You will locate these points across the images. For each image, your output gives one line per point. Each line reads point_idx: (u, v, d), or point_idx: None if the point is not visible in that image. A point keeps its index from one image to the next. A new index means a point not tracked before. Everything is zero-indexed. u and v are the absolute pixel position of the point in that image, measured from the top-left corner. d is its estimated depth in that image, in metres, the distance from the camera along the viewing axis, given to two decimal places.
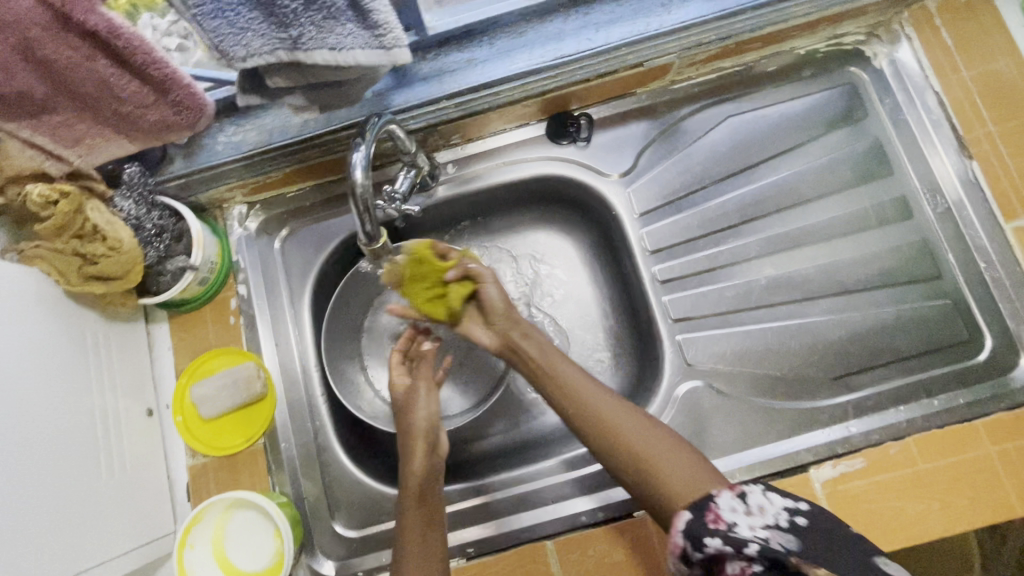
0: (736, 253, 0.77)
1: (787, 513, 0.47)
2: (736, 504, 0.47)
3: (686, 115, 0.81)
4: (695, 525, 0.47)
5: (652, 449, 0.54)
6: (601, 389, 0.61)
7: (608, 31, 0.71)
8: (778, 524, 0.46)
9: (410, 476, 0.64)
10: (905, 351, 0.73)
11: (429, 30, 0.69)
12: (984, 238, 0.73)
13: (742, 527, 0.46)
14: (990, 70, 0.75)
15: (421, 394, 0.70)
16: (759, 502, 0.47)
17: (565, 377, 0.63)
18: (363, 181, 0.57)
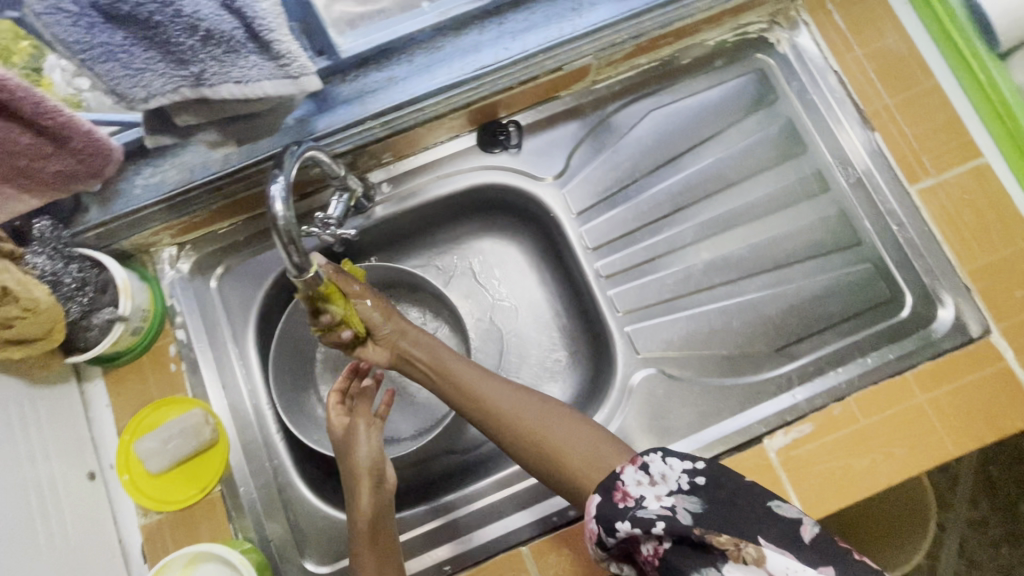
0: (673, 240, 0.80)
1: (687, 475, 0.53)
2: (640, 476, 0.54)
3: (611, 113, 0.83)
4: (608, 507, 0.53)
5: (566, 442, 0.63)
6: (503, 393, 0.69)
7: (523, 39, 0.73)
8: (680, 489, 0.52)
9: (359, 518, 0.66)
10: (837, 316, 0.77)
11: (342, 53, 0.69)
12: (894, 203, 0.78)
13: (648, 500, 0.52)
14: (881, 47, 0.80)
15: (361, 436, 0.70)
16: (660, 470, 0.54)
17: (480, 390, 0.69)
18: (285, 211, 0.55)
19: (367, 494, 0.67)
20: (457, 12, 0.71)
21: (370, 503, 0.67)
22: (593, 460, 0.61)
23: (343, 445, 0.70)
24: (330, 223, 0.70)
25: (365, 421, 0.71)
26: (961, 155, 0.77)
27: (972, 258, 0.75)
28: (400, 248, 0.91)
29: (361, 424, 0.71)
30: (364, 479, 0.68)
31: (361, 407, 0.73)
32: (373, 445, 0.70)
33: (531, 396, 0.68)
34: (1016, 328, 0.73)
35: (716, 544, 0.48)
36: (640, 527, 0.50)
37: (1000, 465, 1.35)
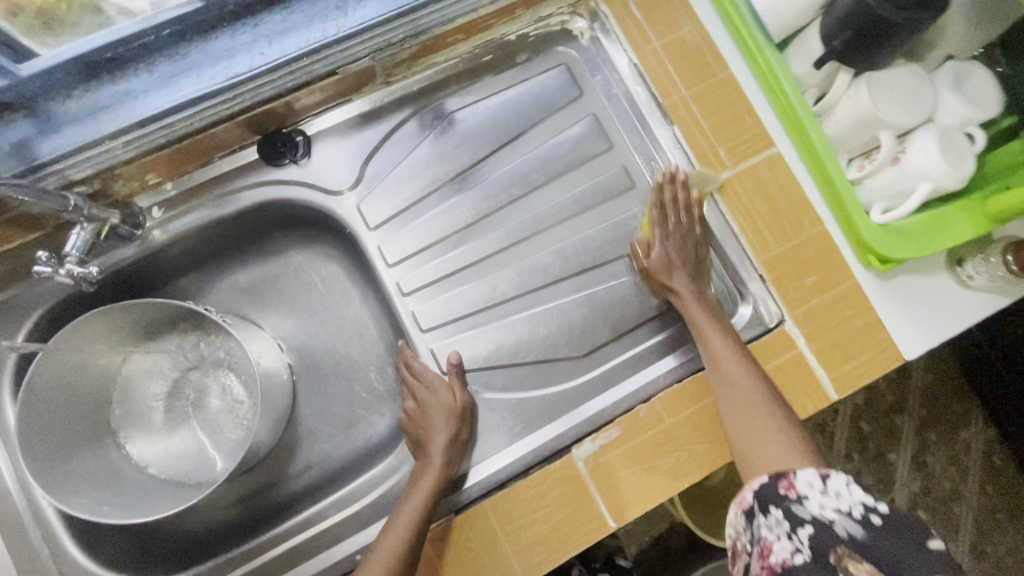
0: (481, 248, 0.77)
1: (864, 508, 0.53)
2: (812, 480, 0.56)
3: (409, 117, 0.78)
4: (769, 491, 0.58)
5: (748, 418, 0.65)
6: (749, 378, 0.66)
7: (282, 42, 0.67)
8: (850, 513, 0.53)
9: (412, 496, 0.66)
10: (645, 314, 0.77)
11: (23, 69, 0.58)
12: (696, 199, 0.78)
13: (810, 501, 0.55)
14: (677, 38, 0.79)
15: (456, 438, 0.69)
16: (837, 486, 0.55)
17: (719, 353, 0.68)
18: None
19: (427, 494, 0.66)
20: (166, 16, 0.61)
21: (427, 497, 0.66)
22: (782, 454, 0.62)
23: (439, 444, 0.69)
24: (67, 261, 0.63)
25: (461, 433, 0.70)
26: (755, 145, 0.77)
27: (766, 248, 0.76)
28: (205, 272, 0.82)
29: (461, 428, 0.70)
30: (430, 484, 0.67)
31: (464, 411, 0.71)
32: (454, 446, 0.69)
33: (737, 344, 0.69)
34: (806, 315, 0.75)
35: (845, 570, 0.51)
36: (789, 522, 0.55)
37: (869, 419, 1.37)
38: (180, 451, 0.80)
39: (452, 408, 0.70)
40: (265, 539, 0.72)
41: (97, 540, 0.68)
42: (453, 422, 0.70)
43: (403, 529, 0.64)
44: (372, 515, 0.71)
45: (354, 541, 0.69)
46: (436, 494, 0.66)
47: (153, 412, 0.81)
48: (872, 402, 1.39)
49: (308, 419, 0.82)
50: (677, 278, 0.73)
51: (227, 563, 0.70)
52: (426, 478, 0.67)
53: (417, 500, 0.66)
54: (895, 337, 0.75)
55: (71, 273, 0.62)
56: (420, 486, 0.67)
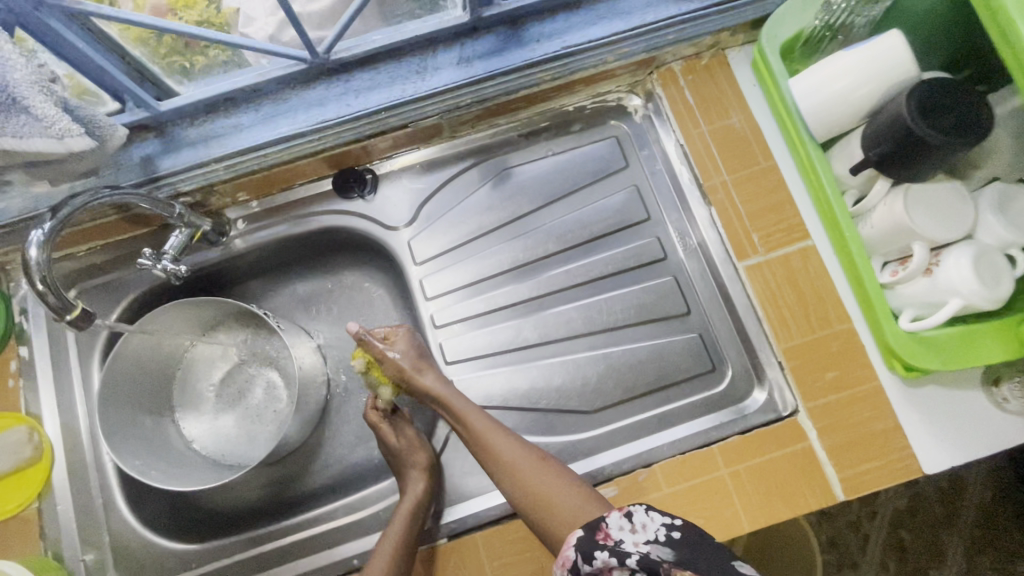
0: (511, 295, 0.83)
1: (665, 529, 0.55)
2: (623, 523, 0.56)
3: (466, 170, 0.87)
4: (585, 541, 0.57)
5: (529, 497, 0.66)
6: (527, 453, 0.70)
7: (366, 97, 0.76)
8: (656, 539, 0.55)
9: (393, 522, 0.70)
10: (658, 381, 0.79)
11: (162, 106, 0.71)
12: (724, 278, 0.81)
13: (627, 543, 0.55)
14: (724, 125, 0.84)
15: (419, 464, 0.75)
16: (641, 520, 0.56)
17: (490, 439, 0.71)
18: (35, 257, 0.52)
19: (409, 512, 0.71)
20: (274, 74, 0.73)
21: (410, 516, 0.70)
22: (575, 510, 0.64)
23: (409, 473, 0.75)
24: (163, 258, 0.74)
25: (422, 459, 0.76)
26: (788, 235, 0.80)
27: (788, 336, 0.77)
28: (271, 280, 0.93)
29: (421, 452, 0.77)
30: (407, 509, 0.71)
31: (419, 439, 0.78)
32: (422, 471, 0.75)
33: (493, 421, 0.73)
34: (821, 409, 0.75)
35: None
36: (617, 559, 0.54)
37: (911, 529, 1.26)
38: (223, 432, 0.90)
39: (407, 440, 0.78)
40: (277, 528, 0.78)
41: (140, 500, 0.78)
42: (410, 452, 0.76)
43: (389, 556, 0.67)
44: (375, 524, 0.77)
45: (354, 546, 0.75)
46: (419, 513, 0.71)
47: (205, 396, 0.91)
48: (915, 511, 1.27)
49: (334, 425, 0.89)
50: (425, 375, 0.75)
51: (239, 544, 0.77)
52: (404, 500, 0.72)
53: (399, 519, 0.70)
54: (917, 447, 0.73)
55: (164, 268, 0.73)
56: (401, 506, 0.72)
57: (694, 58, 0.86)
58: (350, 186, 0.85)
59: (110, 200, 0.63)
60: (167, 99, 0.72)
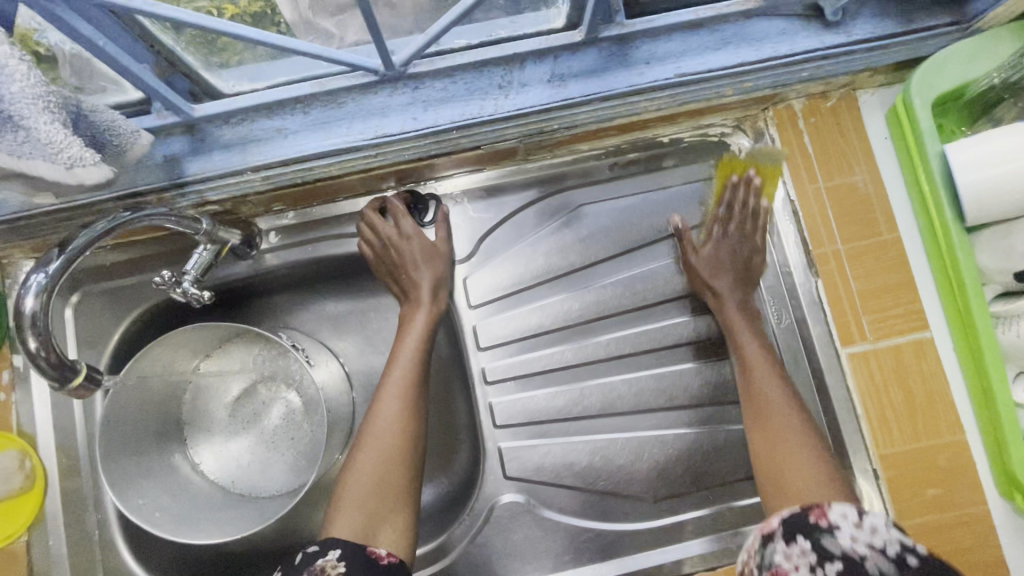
0: (575, 353, 0.72)
1: (901, 547, 0.48)
2: (848, 513, 0.51)
3: (536, 201, 0.75)
4: (799, 519, 0.52)
5: (794, 457, 0.59)
6: (795, 415, 0.62)
7: (436, 111, 0.64)
8: (884, 549, 0.48)
9: (395, 367, 0.67)
10: (731, 473, 0.70)
11: (195, 110, 0.59)
12: (821, 363, 0.70)
13: (842, 536, 0.50)
14: (846, 183, 0.72)
15: (414, 330, 0.69)
16: (873, 522, 0.50)
17: (762, 388, 0.64)
18: (31, 308, 0.46)
19: (401, 394, 0.65)
20: (338, 84, 0.61)
21: (403, 402, 0.65)
22: (811, 488, 0.57)
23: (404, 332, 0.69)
24: (184, 280, 0.63)
25: (427, 292, 0.70)
26: (904, 323, 0.69)
27: (889, 441, 0.68)
28: (299, 296, 0.83)
29: (435, 268, 0.71)
30: (411, 351, 0.68)
31: (441, 257, 0.72)
32: (417, 351, 0.68)
33: (776, 368, 0.66)
34: (917, 529, 0.66)
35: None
36: (818, 555, 0.49)
37: None
38: (235, 458, 0.81)
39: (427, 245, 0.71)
40: None
41: (144, 547, 0.70)
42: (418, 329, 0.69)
43: (383, 427, 0.63)
44: None
45: None
46: (416, 400, 0.65)
47: (218, 416, 0.83)
48: None
49: None
50: (719, 281, 0.70)
51: None
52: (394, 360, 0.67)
53: (388, 394, 0.65)
54: None
55: (185, 292, 0.63)
56: (390, 383, 0.66)
57: (820, 97, 0.73)
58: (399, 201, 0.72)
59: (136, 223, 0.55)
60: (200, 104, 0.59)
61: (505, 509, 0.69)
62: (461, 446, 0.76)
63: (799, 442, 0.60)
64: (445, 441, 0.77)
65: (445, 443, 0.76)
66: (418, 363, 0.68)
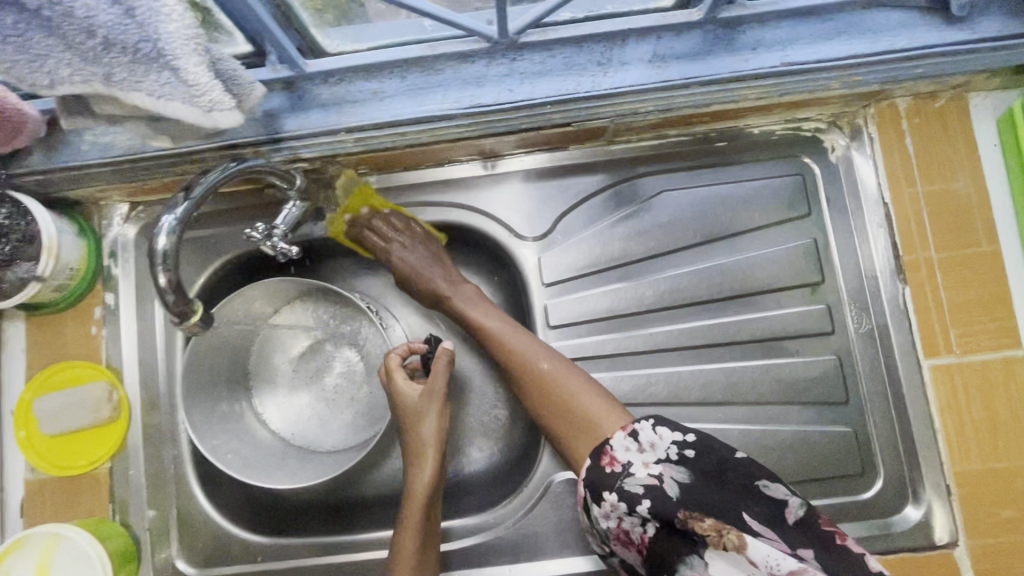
0: (643, 339, 0.72)
1: (676, 447, 0.54)
2: (629, 444, 0.55)
3: (617, 183, 0.74)
4: (599, 475, 0.55)
5: (566, 395, 0.62)
6: (550, 356, 0.65)
7: (533, 84, 0.63)
8: (667, 459, 0.54)
9: (417, 485, 0.67)
10: (794, 474, 0.69)
11: (308, 66, 0.60)
12: (900, 373, 0.68)
13: (636, 469, 0.54)
14: (946, 190, 0.68)
15: (433, 411, 0.70)
16: (648, 439, 0.55)
17: (512, 344, 0.67)
18: (164, 246, 0.49)
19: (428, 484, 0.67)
20: (447, 49, 0.61)
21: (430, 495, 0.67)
22: (601, 420, 0.60)
23: (410, 509, 0.66)
24: (274, 234, 0.64)
25: (433, 454, 0.68)
26: (996, 340, 0.66)
27: (965, 458, 0.66)
28: (369, 260, 0.84)
29: (439, 427, 0.69)
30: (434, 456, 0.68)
31: (441, 406, 0.70)
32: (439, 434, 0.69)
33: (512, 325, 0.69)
34: (986, 550, 0.64)
35: (695, 530, 0.51)
36: (625, 502, 0.53)
37: None
38: (296, 412, 0.83)
39: (429, 393, 0.70)
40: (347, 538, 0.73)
41: (215, 486, 0.74)
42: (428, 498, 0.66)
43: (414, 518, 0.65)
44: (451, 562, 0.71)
45: None
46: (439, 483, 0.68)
47: (282, 369, 0.84)
48: None
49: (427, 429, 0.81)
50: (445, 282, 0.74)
51: (310, 548, 0.72)
52: (406, 532, 0.65)
53: (405, 574, 0.63)
54: None
55: (275, 246, 0.64)
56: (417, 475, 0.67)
57: (927, 97, 0.69)
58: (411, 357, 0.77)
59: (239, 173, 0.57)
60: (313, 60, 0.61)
61: (564, 485, 0.70)
62: (518, 414, 0.79)
63: (570, 382, 0.63)
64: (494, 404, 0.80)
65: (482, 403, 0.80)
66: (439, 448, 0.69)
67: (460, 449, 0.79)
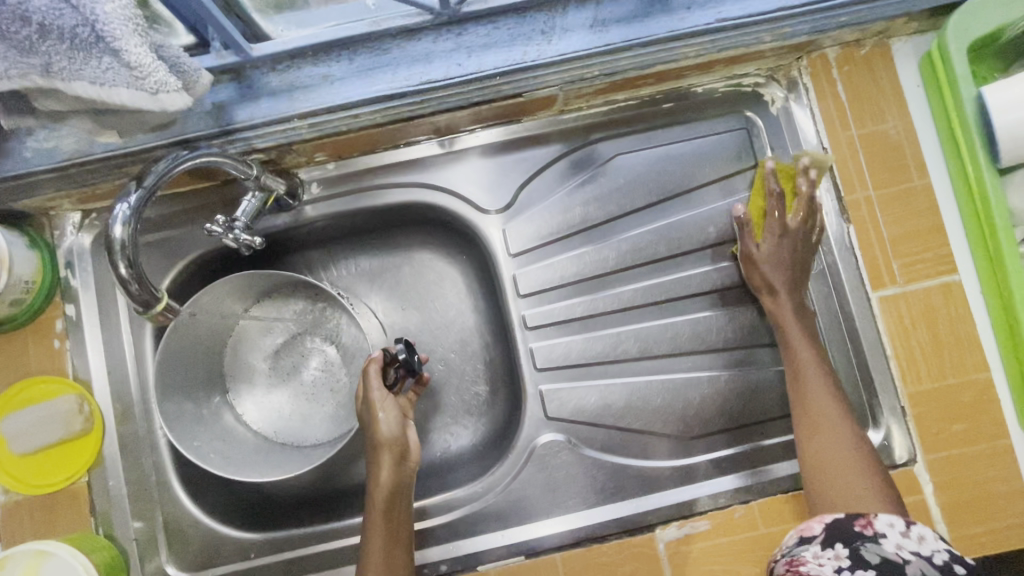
0: (611, 300, 0.75)
1: (946, 556, 0.49)
2: (896, 522, 0.52)
3: (573, 151, 0.76)
4: (844, 525, 0.53)
5: (840, 456, 0.59)
6: (844, 416, 0.62)
7: (480, 57, 0.65)
8: (926, 557, 0.49)
9: (376, 488, 0.64)
10: (764, 412, 0.73)
11: (253, 51, 0.61)
12: (852, 307, 0.73)
13: (886, 542, 0.51)
14: (879, 131, 0.73)
15: (385, 411, 0.67)
16: (920, 532, 0.51)
17: (810, 381, 0.65)
18: (120, 235, 0.52)
19: (387, 486, 0.64)
20: (391, 24, 0.63)
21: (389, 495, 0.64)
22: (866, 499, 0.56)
23: (371, 515, 0.64)
24: (235, 226, 0.64)
25: (389, 454, 0.65)
26: (934, 267, 0.71)
27: (917, 379, 0.70)
28: (339, 250, 0.84)
29: (386, 426, 0.66)
30: (389, 457, 0.66)
31: (391, 403, 0.68)
32: (392, 431, 0.66)
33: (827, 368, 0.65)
34: (943, 462, 0.69)
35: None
36: (852, 559, 0.50)
37: None
38: (276, 409, 0.82)
39: (367, 398, 0.68)
40: (338, 525, 0.73)
41: (199, 488, 0.72)
42: (385, 500, 0.64)
43: (377, 519, 0.63)
44: (444, 535, 0.72)
45: (421, 554, 0.71)
46: (400, 484, 0.65)
47: (258, 368, 0.83)
48: None
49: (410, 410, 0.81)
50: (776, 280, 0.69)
51: (302, 537, 0.72)
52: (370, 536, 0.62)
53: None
54: None
55: (237, 238, 0.64)
56: (378, 483, 0.65)
57: (854, 46, 0.74)
58: (392, 370, 0.72)
59: (192, 163, 0.57)
60: (257, 44, 0.61)
61: (546, 447, 0.72)
62: (500, 387, 0.81)
63: (848, 450, 0.60)
64: (475, 379, 0.82)
65: (462, 381, 0.82)
66: (396, 447, 0.66)
67: (446, 427, 0.81)
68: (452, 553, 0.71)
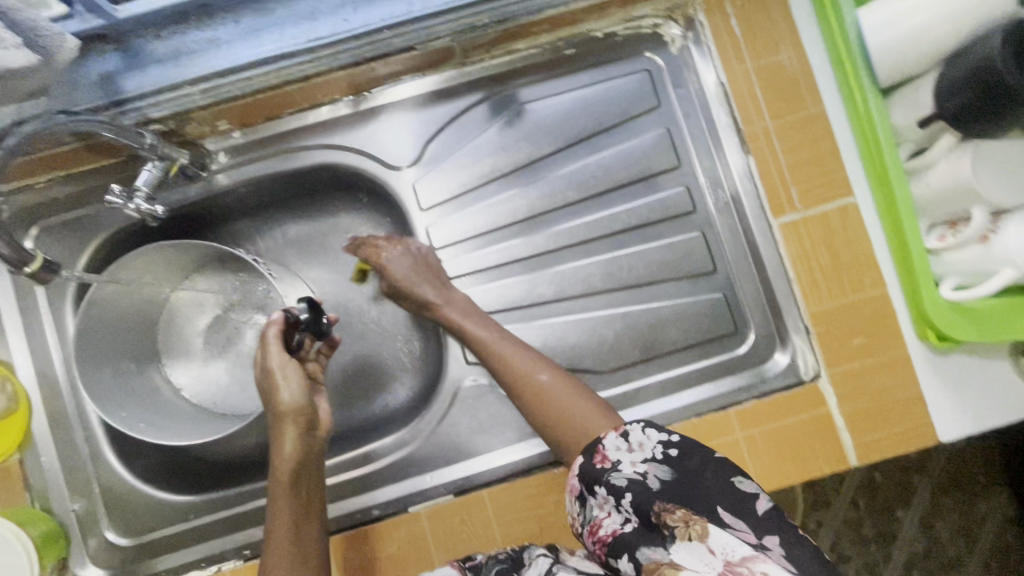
0: (524, 247, 0.77)
1: (662, 446, 0.53)
2: (619, 443, 0.54)
3: (479, 102, 0.77)
4: (588, 468, 0.55)
5: (559, 408, 0.62)
6: (544, 368, 0.65)
7: (366, 12, 0.67)
8: (654, 457, 0.53)
9: (281, 461, 0.64)
10: (675, 343, 0.76)
11: (119, 13, 0.60)
12: (756, 237, 0.75)
13: (624, 464, 0.53)
14: (773, 62, 0.74)
15: (287, 380, 0.66)
16: (639, 440, 0.54)
17: (501, 351, 0.67)
18: None
19: (292, 459, 0.64)
20: None
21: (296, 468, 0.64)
22: (589, 423, 0.60)
23: (278, 488, 0.63)
24: (136, 196, 0.64)
25: (292, 424, 0.65)
26: (831, 191, 0.73)
27: (819, 299, 0.73)
28: (264, 219, 0.85)
29: (287, 394, 0.65)
30: (293, 428, 0.65)
31: (295, 369, 0.67)
32: (295, 400, 0.65)
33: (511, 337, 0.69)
34: (846, 375, 0.72)
35: (666, 524, 0.48)
36: (613, 496, 0.52)
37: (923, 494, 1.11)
38: (213, 381, 0.84)
39: (268, 367, 0.67)
40: None
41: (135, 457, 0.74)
42: (291, 472, 0.64)
43: (285, 494, 0.63)
44: (376, 482, 0.74)
45: (356, 501, 0.74)
46: (306, 454, 0.65)
47: (193, 343, 0.85)
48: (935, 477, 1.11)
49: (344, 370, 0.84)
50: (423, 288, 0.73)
51: (241, 495, 0.74)
52: (278, 511, 0.62)
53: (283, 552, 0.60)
54: (935, 416, 0.72)
55: (138, 208, 0.64)
56: (282, 456, 0.64)
57: None
58: (295, 333, 0.71)
59: (67, 126, 0.56)
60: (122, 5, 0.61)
61: (470, 391, 0.75)
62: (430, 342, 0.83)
63: (560, 398, 0.63)
64: (406, 337, 0.84)
65: (394, 339, 0.84)
66: (301, 416, 0.66)
67: (381, 385, 0.83)
68: (383, 499, 0.73)
